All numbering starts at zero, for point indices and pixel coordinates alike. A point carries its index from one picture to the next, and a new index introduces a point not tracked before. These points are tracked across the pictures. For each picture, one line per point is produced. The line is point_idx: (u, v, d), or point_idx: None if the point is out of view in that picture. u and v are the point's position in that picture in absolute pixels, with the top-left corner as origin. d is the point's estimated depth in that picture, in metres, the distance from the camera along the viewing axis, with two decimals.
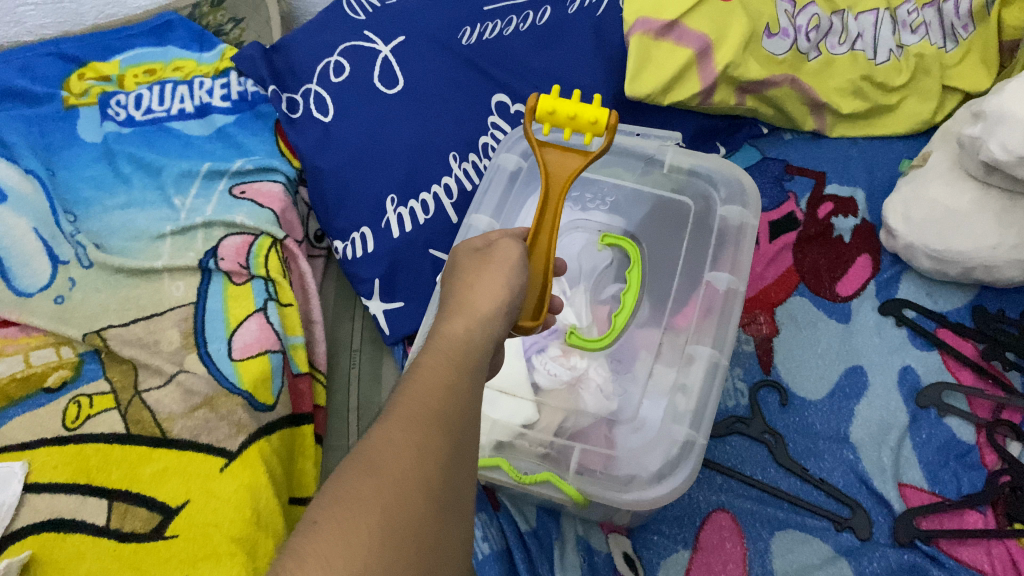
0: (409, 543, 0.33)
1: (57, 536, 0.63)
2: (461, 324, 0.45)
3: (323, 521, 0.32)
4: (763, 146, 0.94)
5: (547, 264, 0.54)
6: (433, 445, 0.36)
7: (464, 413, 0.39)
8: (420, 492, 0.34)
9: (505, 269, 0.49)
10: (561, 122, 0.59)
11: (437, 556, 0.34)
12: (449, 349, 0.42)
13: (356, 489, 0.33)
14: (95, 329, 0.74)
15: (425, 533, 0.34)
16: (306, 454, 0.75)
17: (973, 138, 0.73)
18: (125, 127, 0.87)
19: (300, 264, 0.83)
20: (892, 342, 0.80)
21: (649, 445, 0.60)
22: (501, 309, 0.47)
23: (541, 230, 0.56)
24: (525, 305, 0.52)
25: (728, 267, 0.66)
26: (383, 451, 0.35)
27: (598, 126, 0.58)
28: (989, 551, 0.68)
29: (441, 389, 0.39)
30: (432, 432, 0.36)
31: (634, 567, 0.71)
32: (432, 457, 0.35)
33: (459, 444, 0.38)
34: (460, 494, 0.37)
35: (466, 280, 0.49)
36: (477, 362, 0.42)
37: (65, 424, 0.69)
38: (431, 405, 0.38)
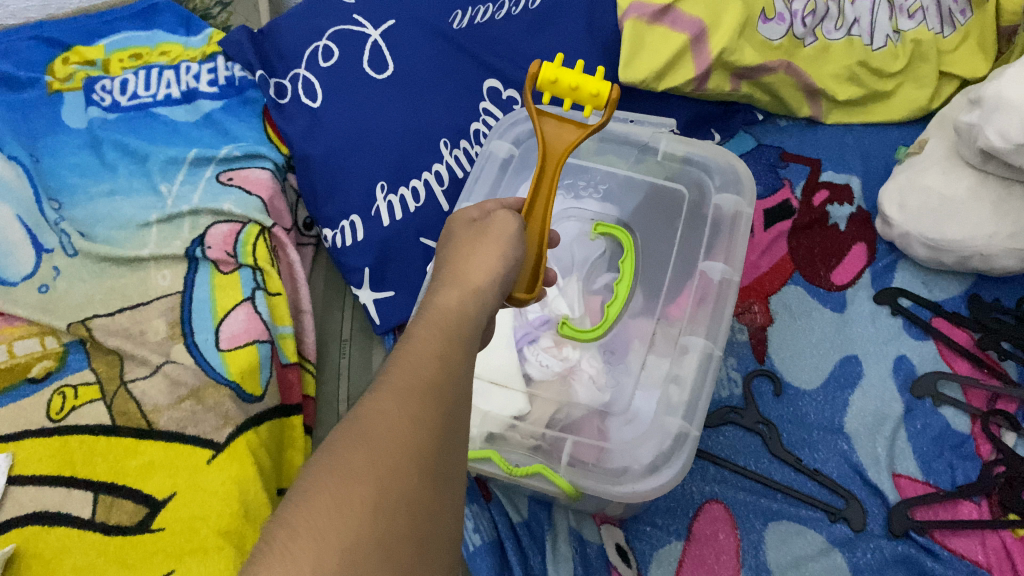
0: (403, 514, 0.32)
1: (42, 529, 0.62)
2: (454, 295, 0.44)
3: (314, 490, 0.32)
4: (758, 133, 0.93)
5: (543, 235, 0.53)
6: (426, 416, 0.35)
7: (457, 385, 0.38)
8: (414, 463, 0.33)
9: (498, 241, 0.48)
10: (562, 91, 0.57)
11: (431, 528, 0.33)
12: (441, 321, 0.41)
13: (349, 459, 0.33)
14: (81, 318, 0.73)
15: (419, 503, 0.33)
16: (295, 445, 0.74)
17: (969, 126, 0.73)
18: (110, 113, 0.86)
19: (288, 253, 0.81)
20: (887, 331, 0.79)
21: (642, 439, 0.60)
22: (495, 279, 0.46)
23: (537, 202, 0.55)
24: (519, 277, 0.51)
25: (722, 256, 0.65)
26: (376, 421, 0.34)
27: (599, 99, 0.56)
28: (983, 542, 0.68)
29: (435, 360, 0.38)
30: (425, 404, 0.35)
31: (627, 558, 0.70)
32: (424, 428, 0.34)
33: (453, 414, 0.37)
34: (454, 467, 0.36)
35: (464, 251, 0.48)
36: (470, 333, 0.42)
37: (50, 415, 0.68)
38: (424, 375, 0.37)
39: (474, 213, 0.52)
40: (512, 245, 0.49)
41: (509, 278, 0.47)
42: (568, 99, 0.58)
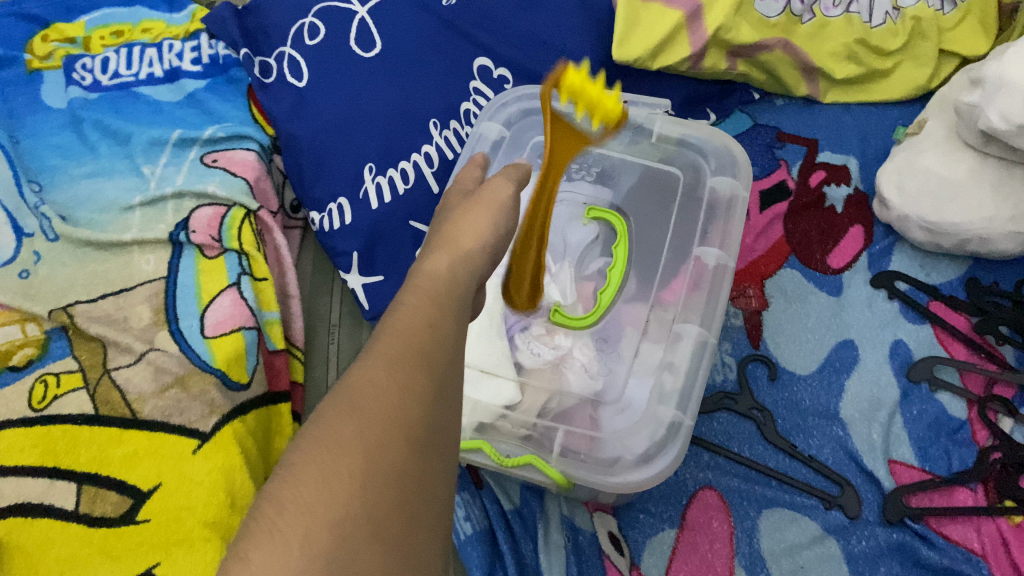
0: (393, 485, 0.30)
1: (25, 521, 0.61)
2: (444, 262, 0.42)
3: (301, 466, 0.30)
4: (754, 112, 0.91)
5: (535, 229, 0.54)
6: (416, 384, 0.33)
7: (449, 353, 0.36)
8: (406, 431, 0.32)
9: (487, 212, 0.48)
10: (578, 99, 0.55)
11: (427, 498, 0.32)
12: (430, 288, 0.40)
13: (337, 432, 0.31)
14: (63, 305, 0.71)
15: (412, 472, 0.31)
16: (283, 433, 0.73)
17: (970, 106, 0.71)
18: (91, 92, 0.84)
19: (275, 237, 0.80)
20: (883, 316, 0.78)
21: (635, 428, 0.59)
22: (485, 246, 0.45)
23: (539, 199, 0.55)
24: None
25: (717, 241, 0.64)
26: (364, 393, 0.33)
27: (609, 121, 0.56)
28: (978, 529, 0.67)
29: (425, 327, 0.36)
30: (415, 372, 0.34)
31: (620, 547, 0.69)
32: (414, 397, 0.33)
33: (446, 381, 0.35)
34: (449, 436, 0.34)
35: (454, 218, 0.48)
36: (460, 300, 0.40)
37: (31, 405, 0.66)
38: (413, 344, 0.35)
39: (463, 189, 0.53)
40: (503, 213, 0.49)
41: (498, 251, 0.47)
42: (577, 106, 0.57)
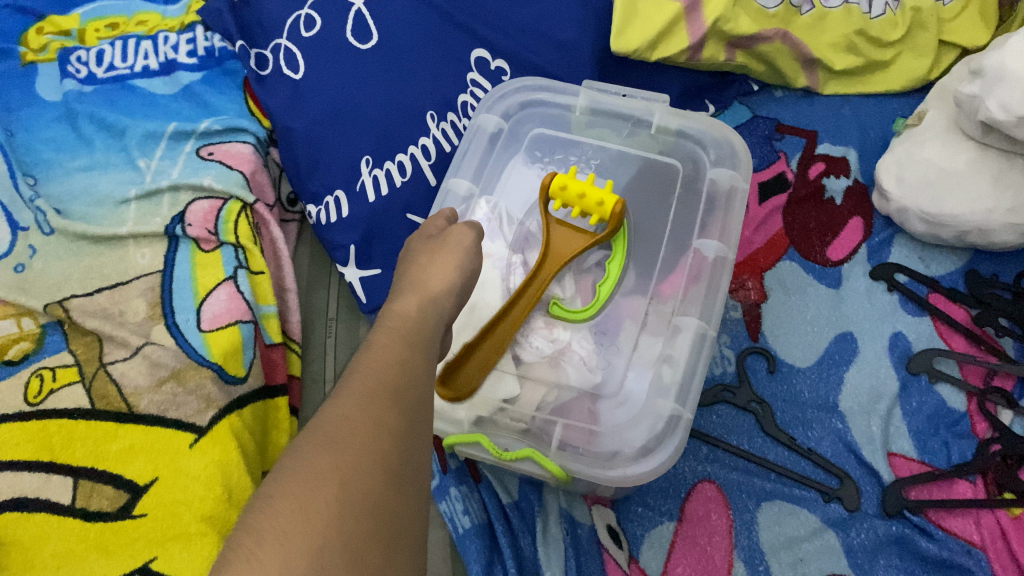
0: (369, 515, 0.31)
1: (21, 516, 0.61)
2: (414, 302, 0.44)
3: (278, 495, 0.31)
4: (753, 104, 0.91)
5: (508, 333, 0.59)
6: (389, 419, 0.34)
7: (419, 392, 0.37)
8: (380, 464, 0.33)
9: (454, 252, 0.50)
10: (569, 199, 0.64)
11: (402, 528, 0.32)
12: (400, 329, 0.41)
13: (313, 464, 0.32)
14: (58, 299, 0.71)
15: (387, 503, 0.32)
16: (281, 427, 0.73)
17: (970, 97, 0.71)
18: (86, 85, 0.83)
19: (271, 230, 0.79)
20: (882, 308, 0.78)
21: (633, 422, 0.59)
22: (452, 289, 0.47)
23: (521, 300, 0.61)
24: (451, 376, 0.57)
25: (717, 233, 0.64)
26: (339, 425, 0.33)
27: (603, 209, 0.63)
28: (978, 521, 0.66)
29: (396, 366, 0.38)
30: (388, 407, 0.35)
31: (618, 540, 0.69)
32: (387, 431, 0.34)
33: (416, 418, 0.36)
34: (421, 469, 0.35)
35: (423, 259, 0.50)
36: (429, 342, 0.42)
37: (27, 399, 0.66)
38: (385, 380, 0.36)
39: (432, 231, 0.55)
40: (468, 256, 0.51)
41: (466, 289, 0.50)
42: (578, 207, 0.64)
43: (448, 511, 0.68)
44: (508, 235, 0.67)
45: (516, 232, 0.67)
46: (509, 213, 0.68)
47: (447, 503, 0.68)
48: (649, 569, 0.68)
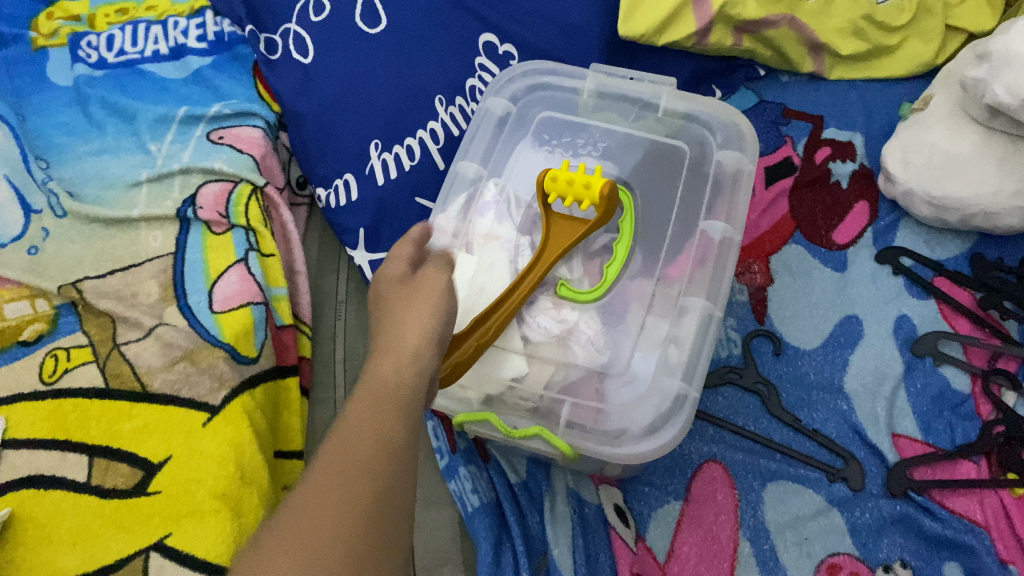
0: (362, 539, 0.33)
1: (38, 493, 0.62)
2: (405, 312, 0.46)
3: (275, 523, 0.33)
4: (759, 89, 0.92)
5: (503, 320, 0.58)
6: (380, 445, 0.36)
7: (411, 413, 0.39)
8: (372, 488, 0.35)
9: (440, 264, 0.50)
10: (562, 190, 0.63)
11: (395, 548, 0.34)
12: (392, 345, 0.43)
13: (308, 492, 0.34)
14: (71, 280, 0.72)
15: (379, 526, 0.34)
16: (292, 407, 0.73)
17: (976, 81, 0.71)
18: (96, 70, 0.84)
19: (281, 213, 0.80)
20: (888, 291, 0.79)
21: (641, 400, 0.59)
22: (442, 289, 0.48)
23: (521, 286, 0.60)
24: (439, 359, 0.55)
25: (723, 215, 0.64)
26: (334, 453, 0.35)
27: (592, 190, 0.62)
28: (981, 501, 0.67)
29: (388, 389, 0.40)
30: (379, 434, 0.37)
31: (625, 519, 0.70)
32: (379, 456, 0.36)
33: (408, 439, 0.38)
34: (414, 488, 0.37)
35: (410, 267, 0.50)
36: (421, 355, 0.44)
37: (43, 378, 0.67)
38: (376, 408, 0.38)
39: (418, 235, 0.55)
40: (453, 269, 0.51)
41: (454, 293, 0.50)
42: (571, 197, 0.63)
43: (457, 490, 0.69)
44: (516, 218, 0.67)
45: (524, 215, 0.68)
46: (517, 196, 0.68)
47: (456, 482, 0.69)
48: (655, 548, 0.68)
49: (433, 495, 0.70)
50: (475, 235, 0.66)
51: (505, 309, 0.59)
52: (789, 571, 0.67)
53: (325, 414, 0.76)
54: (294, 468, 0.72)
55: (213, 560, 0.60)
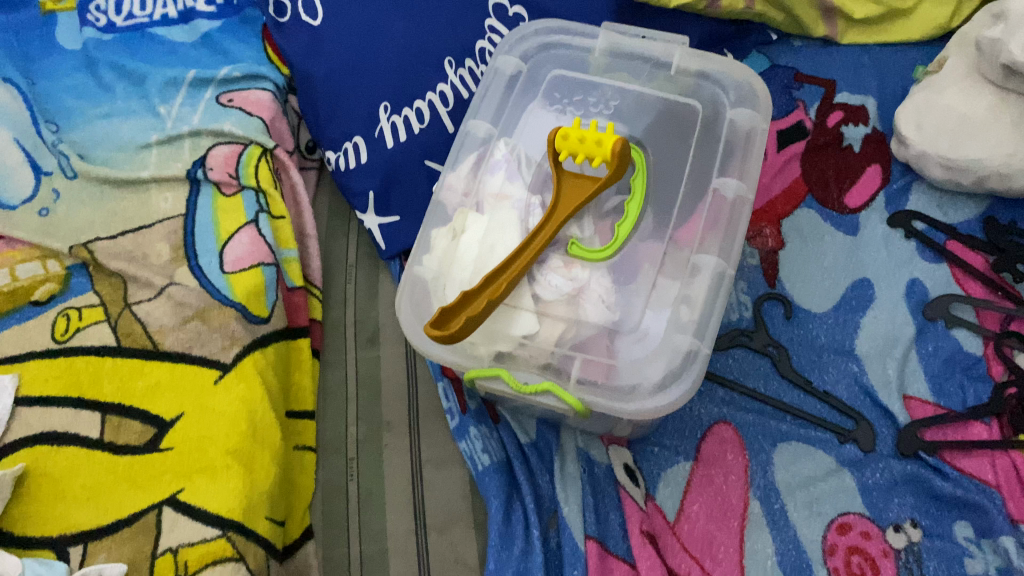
0: None
1: (51, 449, 0.62)
2: None
3: None
4: (773, 53, 0.91)
5: (515, 277, 0.58)
6: None
7: None
8: None
9: None
10: (573, 147, 0.63)
11: None
12: None
13: None
14: (82, 241, 0.72)
15: None
16: (303, 367, 0.73)
17: (992, 41, 0.70)
18: (105, 34, 0.84)
19: (290, 175, 0.80)
20: (900, 255, 0.78)
21: (652, 357, 0.58)
22: None
23: (533, 243, 0.60)
24: (447, 312, 0.55)
25: (736, 174, 0.64)
26: None
27: (604, 147, 0.62)
28: (992, 462, 0.67)
29: None
30: None
31: (635, 477, 0.70)
32: None
33: None
34: None
35: None
36: None
37: (55, 337, 0.67)
38: None
39: None
40: None
41: None
42: (582, 155, 0.63)
43: (468, 449, 0.70)
44: (527, 177, 0.66)
45: (535, 174, 0.66)
46: (528, 156, 0.67)
47: (467, 441, 0.70)
48: (666, 507, 0.69)
49: (443, 456, 0.71)
50: (486, 194, 0.65)
51: (519, 263, 0.58)
52: (799, 529, 0.67)
53: (336, 375, 0.75)
54: (306, 427, 0.72)
55: (226, 514, 0.60)
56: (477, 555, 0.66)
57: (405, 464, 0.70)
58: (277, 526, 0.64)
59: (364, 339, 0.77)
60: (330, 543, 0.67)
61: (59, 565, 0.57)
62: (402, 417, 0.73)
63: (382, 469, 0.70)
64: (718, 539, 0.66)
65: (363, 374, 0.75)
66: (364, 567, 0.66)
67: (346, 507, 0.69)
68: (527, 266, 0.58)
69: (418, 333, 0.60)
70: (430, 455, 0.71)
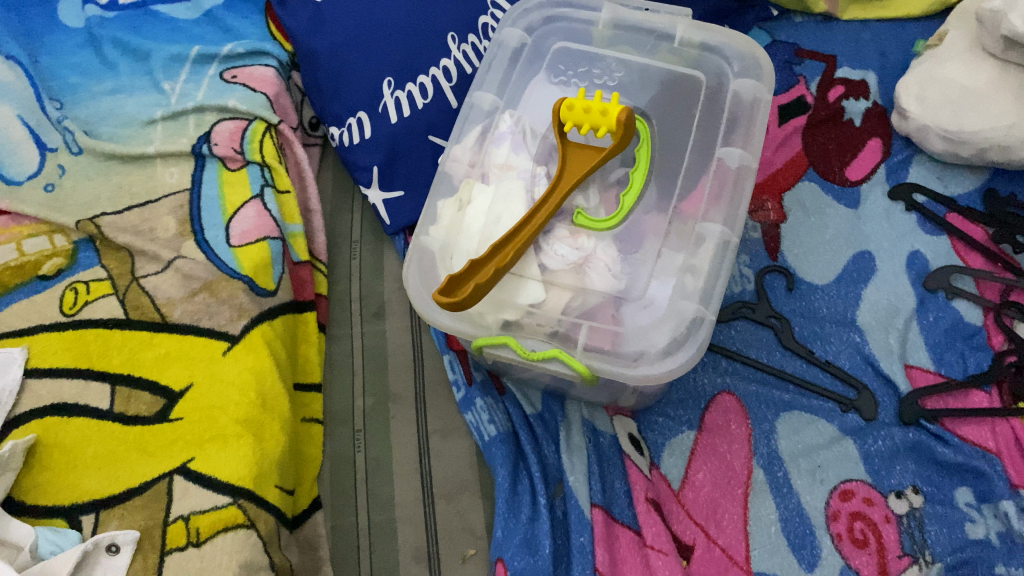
0: None
1: (62, 419, 0.62)
2: None
3: None
4: (773, 29, 0.92)
5: (522, 244, 0.58)
6: None
7: None
8: None
9: None
10: (578, 118, 0.63)
11: None
12: None
13: None
14: (89, 216, 0.72)
15: None
16: (310, 340, 0.74)
17: (993, 13, 0.71)
18: (108, 12, 0.83)
19: (295, 151, 0.81)
20: (901, 227, 0.79)
21: (657, 324, 0.59)
22: None
23: (540, 211, 0.60)
24: (455, 279, 0.55)
25: (740, 144, 0.65)
26: None
27: (609, 117, 0.62)
28: (993, 430, 0.68)
29: None
30: None
31: (640, 447, 0.71)
32: None
33: None
34: None
35: None
36: None
37: (63, 310, 0.68)
38: None
39: None
40: None
41: None
42: (587, 125, 0.63)
43: (474, 420, 0.70)
44: (532, 148, 0.67)
45: (540, 145, 0.67)
46: (533, 128, 0.68)
47: (473, 413, 0.71)
48: (671, 475, 0.69)
49: (449, 426, 0.72)
50: (491, 164, 0.65)
51: (525, 233, 0.59)
52: (802, 496, 0.68)
53: (342, 349, 0.76)
54: (313, 399, 0.72)
55: (237, 482, 0.61)
56: (484, 523, 0.67)
57: (412, 434, 0.71)
58: (287, 495, 0.65)
59: (369, 313, 0.78)
60: (339, 512, 0.68)
61: (72, 534, 0.59)
62: (408, 388, 0.73)
63: (389, 440, 0.71)
64: (723, 506, 0.67)
65: (369, 347, 0.76)
66: (372, 535, 0.67)
67: (353, 477, 0.70)
68: (534, 234, 0.59)
69: (425, 301, 0.60)
70: (436, 426, 0.72)
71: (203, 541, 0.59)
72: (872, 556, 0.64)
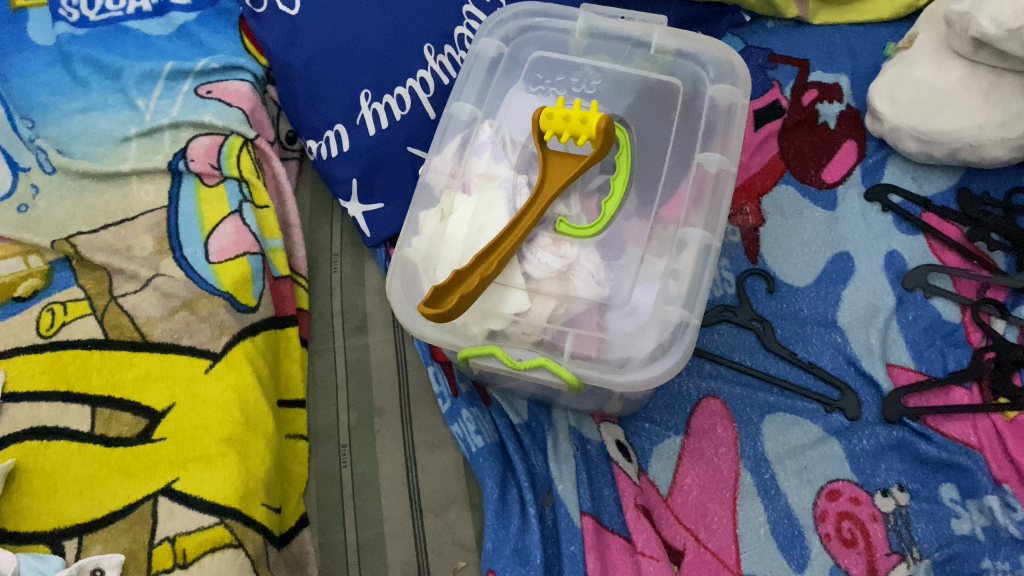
0: None
1: (41, 443, 0.61)
2: None
3: None
4: (744, 34, 0.93)
5: (504, 254, 0.58)
6: None
7: None
8: None
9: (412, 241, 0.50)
10: (557, 126, 0.64)
11: None
12: None
13: None
14: (65, 236, 0.71)
15: None
16: (292, 356, 0.73)
17: (961, 15, 0.72)
18: (79, 29, 0.82)
19: (272, 164, 0.80)
20: (877, 227, 0.80)
21: (642, 329, 0.59)
22: None
23: (522, 220, 0.60)
24: (440, 290, 0.55)
25: (718, 148, 0.65)
26: None
27: (589, 125, 0.62)
28: (975, 425, 0.69)
29: None
30: None
31: (627, 453, 0.71)
32: None
33: None
34: None
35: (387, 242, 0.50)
36: None
37: (40, 332, 0.67)
38: None
39: None
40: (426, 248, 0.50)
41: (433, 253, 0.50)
42: (567, 134, 0.64)
43: (461, 432, 0.70)
44: (513, 157, 0.67)
45: (520, 155, 0.67)
46: (512, 137, 0.68)
47: (459, 424, 0.70)
48: (659, 481, 0.69)
49: (436, 439, 0.71)
50: (472, 174, 0.65)
51: (507, 243, 0.59)
52: (790, 497, 0.68)
53: (325, 363, 0.75)
54: (297, 416, 0.72)
55: (223, 502, 0.60)
56: (474, 534, 0.67)
57: (399, 448, 0.71)
58: (273, 513, 0.64)
59: (352, 326, 0.77)
60: (326, 529, 0.68)
61: (54, 559, 0.57)
62: (392, 402, 0.73)
63: (375, 454, 0.70)
64: (712, 510, 0.67)
65: (353, 361, 0.75)
66: (361, 551, 0.67)
67: (340, 493, 0.69)
68: (517, 244, 0.59)
69: (408, 313, 0.60)
70: (423, 438, 0.71)
71: (189, 562, 0.58)
72: (861, 555, 0.65)
